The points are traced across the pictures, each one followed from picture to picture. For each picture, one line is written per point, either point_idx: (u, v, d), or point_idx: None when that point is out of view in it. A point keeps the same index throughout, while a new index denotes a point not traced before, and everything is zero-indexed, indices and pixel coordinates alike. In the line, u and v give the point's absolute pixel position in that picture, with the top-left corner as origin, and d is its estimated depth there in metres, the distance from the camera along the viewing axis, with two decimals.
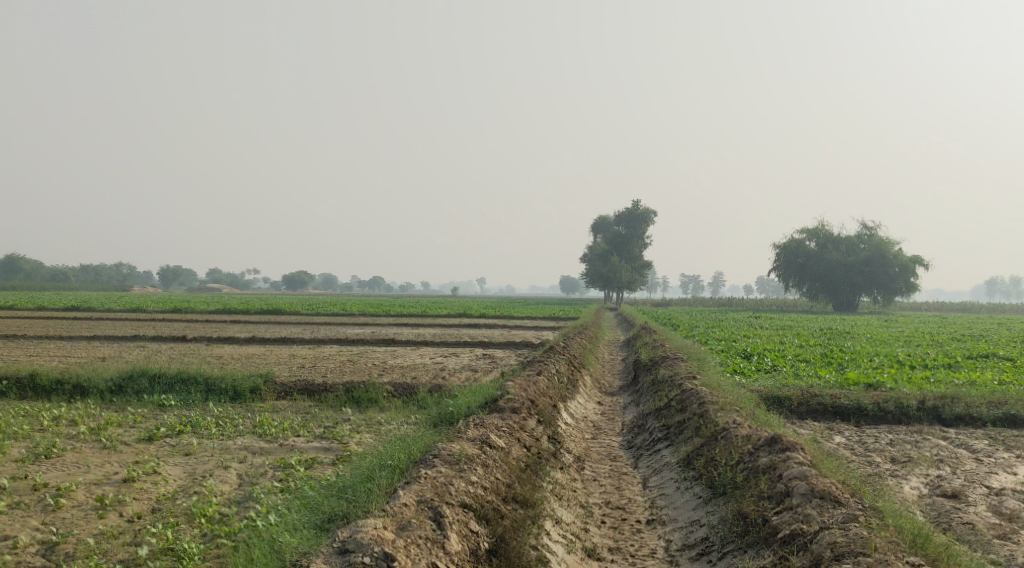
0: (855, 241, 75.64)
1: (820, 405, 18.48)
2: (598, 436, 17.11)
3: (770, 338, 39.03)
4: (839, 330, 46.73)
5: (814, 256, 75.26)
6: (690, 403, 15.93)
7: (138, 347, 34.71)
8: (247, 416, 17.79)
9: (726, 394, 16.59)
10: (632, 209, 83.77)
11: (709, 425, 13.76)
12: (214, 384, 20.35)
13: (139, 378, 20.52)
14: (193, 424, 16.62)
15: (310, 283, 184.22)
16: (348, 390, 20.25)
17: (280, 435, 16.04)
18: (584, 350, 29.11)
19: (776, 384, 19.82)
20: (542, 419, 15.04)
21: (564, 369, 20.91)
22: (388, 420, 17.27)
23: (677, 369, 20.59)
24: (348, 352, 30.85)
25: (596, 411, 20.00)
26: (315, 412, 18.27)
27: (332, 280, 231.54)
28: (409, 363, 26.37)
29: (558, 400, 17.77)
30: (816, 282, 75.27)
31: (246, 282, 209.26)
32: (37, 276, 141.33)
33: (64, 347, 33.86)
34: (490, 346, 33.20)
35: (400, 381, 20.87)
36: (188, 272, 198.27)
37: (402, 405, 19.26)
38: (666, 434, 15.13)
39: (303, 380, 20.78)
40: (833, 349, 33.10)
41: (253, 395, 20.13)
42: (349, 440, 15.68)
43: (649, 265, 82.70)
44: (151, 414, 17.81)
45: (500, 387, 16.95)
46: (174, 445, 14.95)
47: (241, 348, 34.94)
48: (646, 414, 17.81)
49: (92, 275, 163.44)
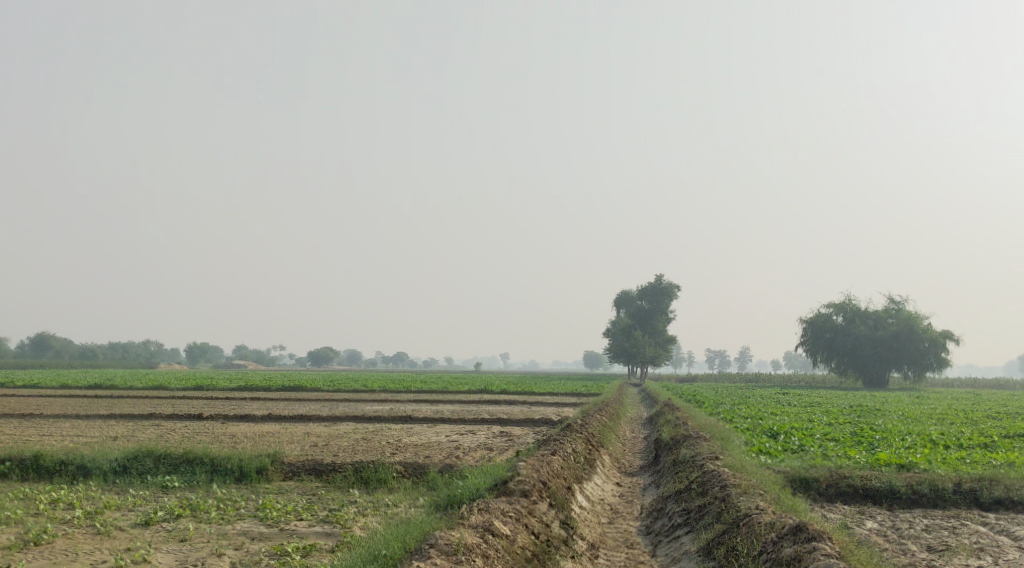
0: (883, 315, 74.53)
1: (850, 487, 17.62)
2: (615, 521, 16.30)
3: (798, 416, 37.95)
4: (869, 406, 45.49)
5: (842, 331, 74.26)
6: (710, 486, 15.16)
7: (152, 425, 34.22)
8: (251, 498, 17.12)
9: (751, 476, 15.80)
10: (656, 283, 83.91)
11: (730, 510, 12.98)
12: (221, 465, 19.73)
13: (144, 458, 19.94)
14: (194, 507, 15.99)
15: (336, 359, 184.44)
16: (356, 469, 19.56)
17: (282, 520, 15.36)
18: (604, 428, 28.24)
19: (804, 464, 18.99)
20: (554, 503, 14.31)
21: (581, 448, 20.13)
22: (396, 503, 16.54)
23: (699, 449, 19.81)
24: (362, 431, 30.08)
25: (614, 493, 19.17)
26: (322, 494, 17.58)
27: (358, 356, 232.23)
28: (423, 441, 25.60)
29: (573, 481, 17.04)
30: (844, 358, 74.07)
31: (273, 359, 209.98)
32: (66, 354, 142.35)
33: (78, 425, 33.44)
34: (509, 424, 32.38)
35: (411, 461, 20.15)
36: (215, 350, 199.51)
37: (412, 486, 18.53)
38: (686, 519, 14.33)
39: (311, 459, 20.13)
40: (863, 428, 31.98)
41: (259, 476, 19.48)
42: (353, 524, 14.99)
43: (673, 339, 81.79)
44: (153, 496, 17.21)
45: (511, 468, 16.20)
46: (170, 530, 14.32)
47: (256, 426, 34.34)
48: (666, 496, 17.00)
49: (120, 352, 164.45)
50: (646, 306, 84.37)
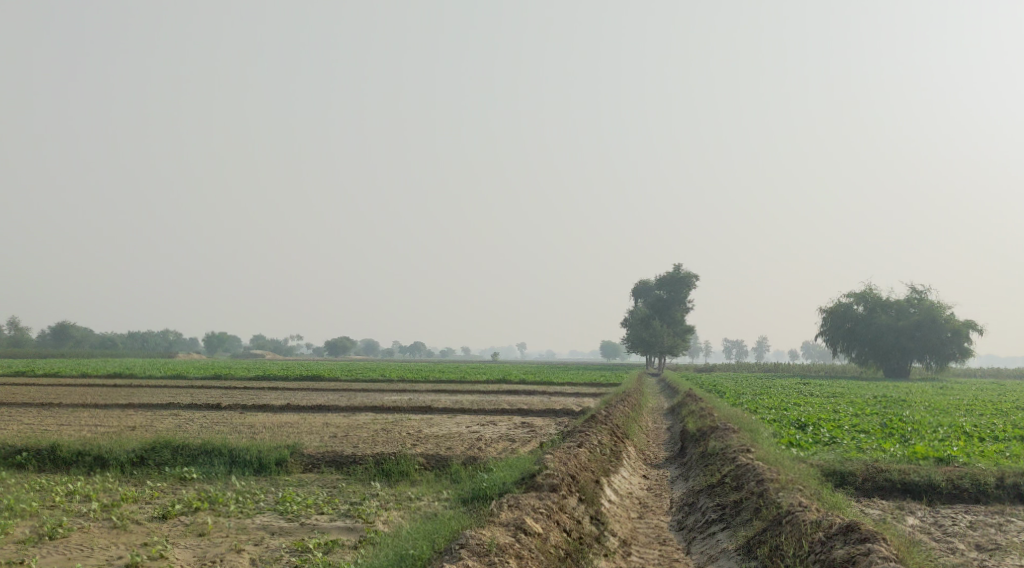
0: (905, 304, 73.54)
1: (887, 482, 17.02)
2: (645, 516, 15.76)
3: (822, 406, 37.28)
4: (894, 397, 44.66)
5: (863, 320, 73.33)
6: (745, 481, 14.60)
7: (171, 415, 33.89)
8: (270, 491, 16.73)
9: (787, 470, 15.24)
10: (674, 273, 83.25)
11: (770, 507, 12.43)
12: (239, 455, 19.32)
13: (162, 449, 19.55)
14: (212, 499, 15.57)
15: (354, 348, 184.62)
16: (377, 462, 19.10)
17: (302, 514, 14.90)
18: (628, 419, 27.65)
19: (838, 457, 18.37)
20: (584, 498, 13.78)
21: (607, 440, 19.60)
22: (419, 496, 16.08)
23: (728, 440, 19.24)
24: (381, 421, 29.59)
25: (641, 486, 18.65)
26: (342, 487, 17.15)
27: (375, 346, 232.69)
28: (444, 431, 25.14)
29: (601, 474, 16.51)
30: (865, 348, 73.11)
31: (291, 349, 210.53)
32: (86, 343, 142.95)
33: (96, 415, 33.15)
34: (530, 414, 31.87)
35: (433, 453, 19.66)
36: (233, 339, 200.26)
37: (434, 479, 18.06)
38: (721, 515, 13.78)
39: (331, 450, 19.69)
40: (890, 419, 31.24)
41: (278, 468, 19.04)
42: (375, 518, 14.54)
43: (691, 329, 81.05)
44: (170, 488, 16.80)
45: (537, 461, 15.70)
46: (188, 524, 13.86)
47: (273, 416, 33.94)
48: (696, 490, 16.45)
49: (139, 342, 165.15)
50: (665, 295, 83.67)
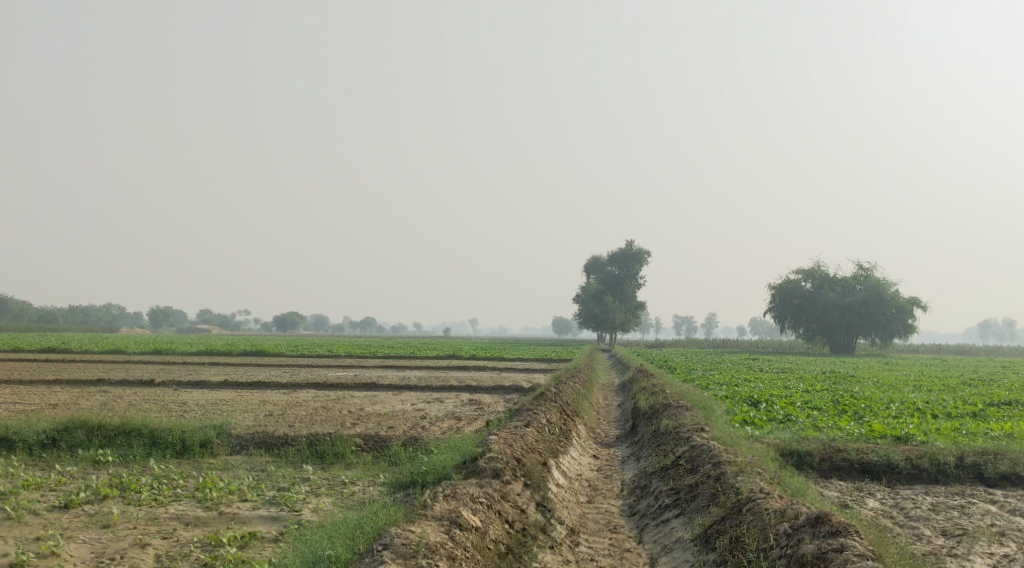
0: (851, 281, 73.53)
1: (845, 462, 16.24)
2: (595, 500, 14.77)
3: (773, 382, 36.75)
4: (843, 373, 44.33)
5: (811, 297, 73.36)
6: (700, 463, 13.64)
7: (99, 392, 32.23)
8: (191, 476, 15.53)
9: (744, 452, 14.31)
10: (625, 249, 82.54)
11: (728, 493, 11.49)
12: (161, 437, 18.02)
13: (76, 430, 18.19)
14: (124, 485, 14.35)
15: (302, 323, 182.25)
16: (311, 443, 17.87)
17: (223, 502, 13.70)
18: (577, 396, 26.64)
19: (793, 436, 17.56)
20: (530, 483, 12.72)
21: (555, 418, 18.53)
22: (353, 480, 14.93)
23: (681, 419, 18.31)
24: (322, 399, 28.29)
25: (591, 467, 17.66)
26: (272, 471, 15.95)
27: (323, 321, 230.33)
28: (386, 410, 23.88)
29: (549, 456, 15.45)
30: (812, 324, 73.13)
31: (238, 323, 207.48)
32: (25, 317, 139.08)
33: (19, 392, 31.41)
34: (477, 391, 30.77)
35: (372, 433, 18.46)
36: (179, 315, 196.90)
37: (372, 461, 16.90)
38: (676, 501, 12.80)
39: (261, 431, 18.44)
40: (842, 396, 30.63)
41: (203, 450, 17.77)
42: (302, 506, 13.41)
43: (642, 305, 80.54)
44: (80, 474, 15.62)
45: (480, 443, 14.56)
46: (93, 515, 12.95)
47: (210, 394, 32.57)
48: (649, 473, 15.47)
49: (81, 315, 161.41)
50: (617, 271, 83.07)
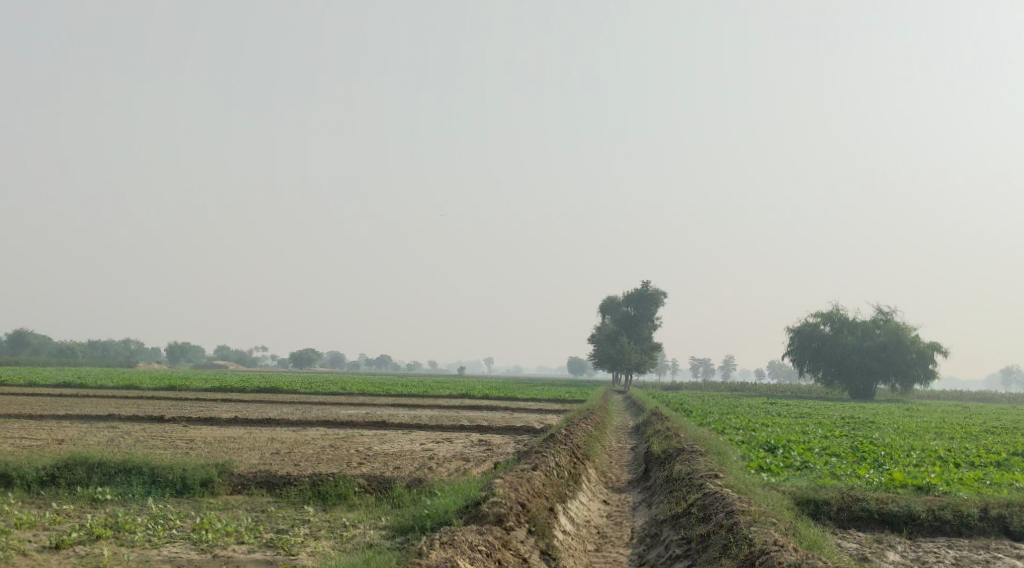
0: (871, 325, 72.77)
1: (864, 512, 15.67)
2: (603, 548, 14.27)
3: (790, 427, 36.09)
4: (862, 419, 43.53)
5: (829, 341, 72.54)
6: (713, 511, 13.15)
7: (108, 428, 31.98)
8: (189, 516, 15.15)
9: (759, 500, 13.80)
10: (642, 290, 82.11)
11: (740, 544, 11.01)
12: (162, 475, 17.64)
13: (76, 467, 17.87)
14: (119, 525, 13.99)
15: (318, 361, 182.24)
16: (314, 483, 17.45)
17: (218, 544, 13.29)
18: (589, 438, 26.12)
19: (810, 484, 16.99)
20: (535, 529, 12.25)
21: (565, 462, 18.05)
22: (355, 523, 14.50)
23: (694, 465, 17.77)
24: (331, 437, 27.91)
25: (601, 513, 17.15)
26: (272, 511, 15.53)
27: (339, 359, 230.48)
28: (394, 450, 23.43)
29: (556, 500, 14.98)
30: (831, 368, 72.25)
31: (254, 360, 207.70)
32: (45, 351, 139.73)
33: (28, 427, 31.19)
34: (488, 432, 30.30)
35: (377, 473, 18.04)
36: (196, 350, 197.38)
37: (375, 503, 16.47)
38: (686, 551, 12.32)
39: (264, 470, 18.04)
40: (862, 442, 30.00)
41: (204, 489, 17.37)
42: (299, 550, 12.98)
43: (658, 346, 79.85)
44: (76, 513, 15.26)
45: (484, 486, 14.11)
46: (83, 557, 12.59)
47: (218, 430, 32.26)
48: (660, 520, 14.97)
49: (99, 350, 162.01)
50: (632, 312, 82.57)
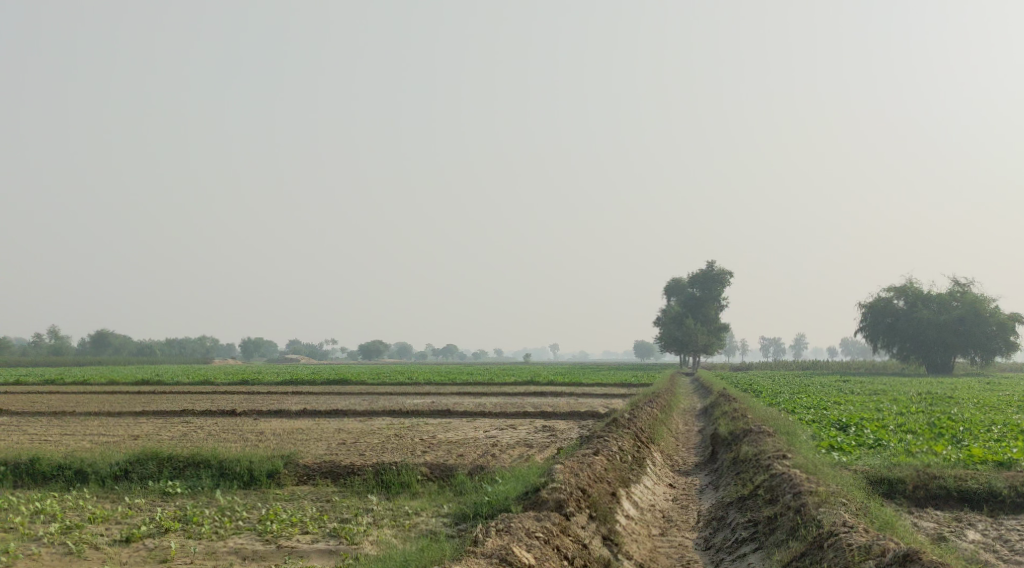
0: (947, 298, 70.85)
1: (942, 490, 15.15)
2: (669, 532, 14.00)
3: (863, 404, 35.27)
4: (938, 394, 42.32)
5: (904, 315, 70.89)
6: (780, 492, 12.80)
7: (181, 423, 32.64)
8: (255, 507, 15.28)
9: (829, 480, 13.39)
10: (707, 270, 81.22)
11: (809, 525, 10.71)
12: (228, 468, 17.84)
13: (147, 461, 18.18)
14: (187, 518, 14.16)
15: (387, 351, 184.15)
16: (377, 472, 17.50)
17: (283, 534, 13.35)
18: (655, 421, 25.79)
19: (884, 462, 16.49)
20: (595, 515, 12.07)
21: (629, 446, 17.81)
22: (418, 511, 14.47)
23: (762, 446, 17.37)
24: (396, 426, 28.05)
25: (666, 497, 16.87)
26: (337, 501, 15.59)
27: (408, 349, 232.76)
28: (458, 437, 23.41)
29: (619, 485, 14.76)
30: (906, 343, 70.61)
31: (325, 352, 210.80)
32: (126, 350, 143.59)
33: (106, 424, 31.96)
34: (553, 417, 30.18)
35: (439, 461, 18.01)
36: (269, 346, 201.07)
37: (437, 491, 16.44)
38: (752, 534, 12.04)
39: (328, 461, 18.14)
40: (938, 417, 29.19)
41: (270, 480, 17.54)
42: (362, 538, 12.99)
43: (725, 327, 78.82)
44: (147, 506, 15.51)
45: (544, 472, 13.95)
46: (152, 549, 12.78)
47: (287, 422, 32.70)
48: (727, 503, 14.63)
49: (176, 348, 165.90)
50: (698, 293, 81.65)
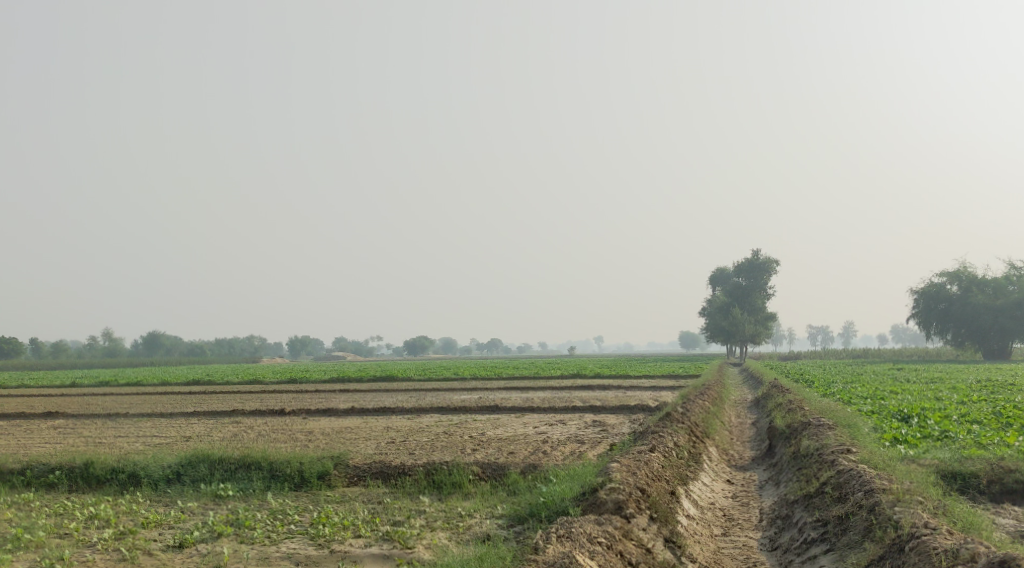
0: (1003, 282, 69.08)
1: (1018, 484, 14.48)
2: (732, 532, 13.52)
3: (921, 393, 34.32)
4: (998, 381, 41.15)
5: (958, 300, 69.29)
6: (849, 490, 12.26)
7: (230, 423, 32.60)
8: (307, 510, 15.04)
9: (901, 477, 12.80)
10: (753, 259, 80.13)
11: (885, 526, 10.22)
12: (279, 470, 17.64)
13: (198, 463, 18.04)
14: (239, 522, 13.94)
15: (432, 348, 184.35)
16: (429, 472, 17.18)
17: (336, 539, 13.07)
18: (708, 414, 25.23)
19: (954, 456, 15.81)
20: (656, 516, 11.64)
21: (685, 442, 17.30)
22: (471, 513, 14.12)
23: (824, 439, 16.79)
24: (445, 424, 27.73)
25: (725, 494, 16.36)
26: (389, 502, 15.30)
27: (453, 345, 233.16)
28: (508, 434, 23.00)
29: (678, 483, 14.30)
30: (961, 328, 68.98)
31: (371, 350, 211.82)
32: (176, 351, 145.20)
33: (156, 425, 32.02)
34: (603, 411, 29.70)
35: (491, 460, 17.64)
36: (315, 345, 202.60)
37: (490, 491, 16.09)
38: (822, 534, 11.55)
39: (378, 461, 17.87)
40: (1001, 405, 28.27)
41: (321, 482, 17.32)
42: (416, 542, 12.67)
43: (774, 316, 77.62)
44: (199, 510, 15.34)
45: (601, 471, 13.53)
46: (204, 555, 12.57)
47: (336, 421, 32.52)
48: (792, 501, 14.12)
49: (225, 347, 167.58)
50: (744, 282, 80.47)
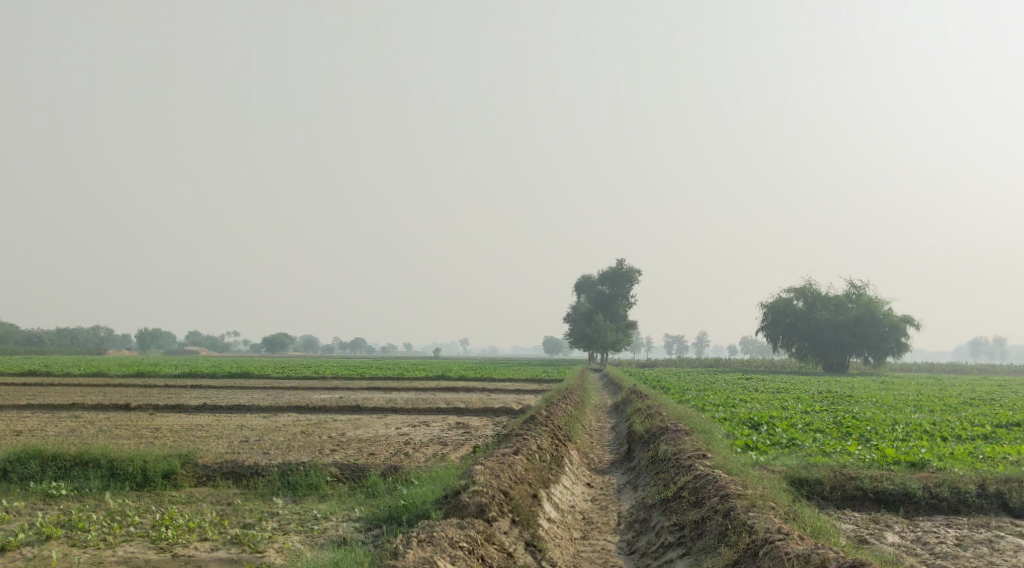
0: (844, 300, 72.68)
1: (859, 491, 15.04)
2: (590, 535, 13.50)
3: (769, 402, 35.60)
4: (840, 393, 43.14)
5: (803, 316, 72.46)
6: (705, 495, 12.43)
7: (72, 417, 30.87)
8: (149, 511, 14.22)
9: (754, 482, 13.07)
10: (616, 268, 81.65)
11: (739, 531, 10.38)
12: (120, 468, 16.65)
13: (29, 460, 16.86)
14: (72, 523, 13.04)
15: (291, 345, 180.53)
16: (283, 473, 16.56)
17: (178, 542, 12.37)
18: (569, 418, 25.37)
19: (801, 463, 16.31)
20: (518, 520, 11.49)
21: (547, 445, 17.25)
22: (326, 515, 13.63)
23: (681, 445, 17.04)
24: (303, 423, 26.95)
25: (585, 498, 16.39)
26: (239, 504, 14.64)
27: (313, 342, 229.09)
28: (368, 435, 22.47)
29: (540, 486, 14.20)
30: (805, 342, 72.04)
31: (226, 345, 205.89)
32: (13, 339, 137.21)
33: None
34: (465, 414, 29.52)
35: (349, 461, 17.14)
36: (167, 338, 195.38)
37: (347, 493, 15.63)
38: (678, 538, 11.65)
39: (230, 460, 17.11)
40: (844, 416, 29.53)
41: (166, 481, 16.45)
42: (266, 546, 12.12)
43: (634, 324, 79.30)
44: (27, 510, 14.29)
45: (464, 473, 13.30)
46: (31, 559, 11.69)
47: (187, 418, 31.21)
48: (649, 504, 14.23)
49: (68, 337, 159.54)
50: (607, 290, 81.87)
